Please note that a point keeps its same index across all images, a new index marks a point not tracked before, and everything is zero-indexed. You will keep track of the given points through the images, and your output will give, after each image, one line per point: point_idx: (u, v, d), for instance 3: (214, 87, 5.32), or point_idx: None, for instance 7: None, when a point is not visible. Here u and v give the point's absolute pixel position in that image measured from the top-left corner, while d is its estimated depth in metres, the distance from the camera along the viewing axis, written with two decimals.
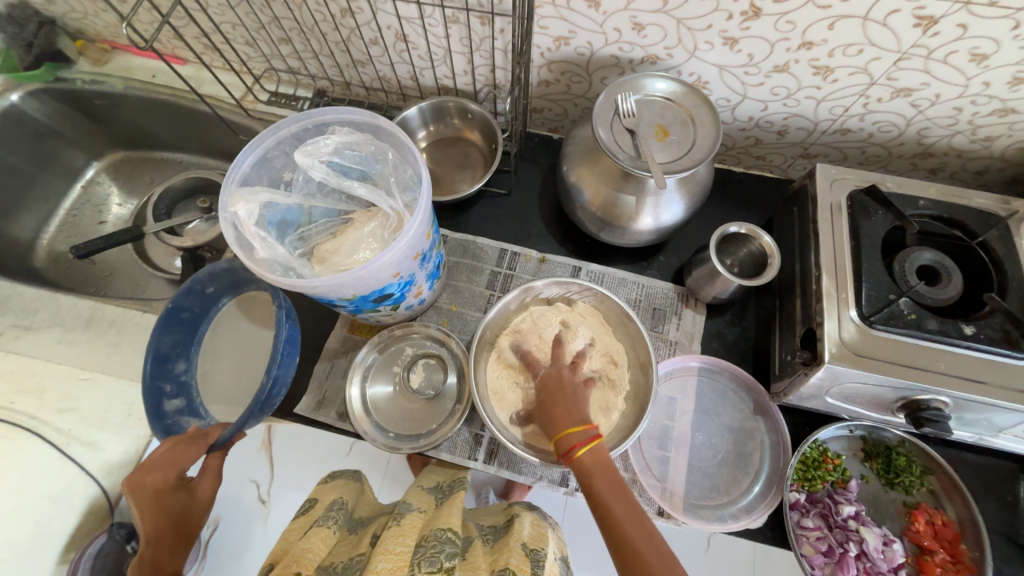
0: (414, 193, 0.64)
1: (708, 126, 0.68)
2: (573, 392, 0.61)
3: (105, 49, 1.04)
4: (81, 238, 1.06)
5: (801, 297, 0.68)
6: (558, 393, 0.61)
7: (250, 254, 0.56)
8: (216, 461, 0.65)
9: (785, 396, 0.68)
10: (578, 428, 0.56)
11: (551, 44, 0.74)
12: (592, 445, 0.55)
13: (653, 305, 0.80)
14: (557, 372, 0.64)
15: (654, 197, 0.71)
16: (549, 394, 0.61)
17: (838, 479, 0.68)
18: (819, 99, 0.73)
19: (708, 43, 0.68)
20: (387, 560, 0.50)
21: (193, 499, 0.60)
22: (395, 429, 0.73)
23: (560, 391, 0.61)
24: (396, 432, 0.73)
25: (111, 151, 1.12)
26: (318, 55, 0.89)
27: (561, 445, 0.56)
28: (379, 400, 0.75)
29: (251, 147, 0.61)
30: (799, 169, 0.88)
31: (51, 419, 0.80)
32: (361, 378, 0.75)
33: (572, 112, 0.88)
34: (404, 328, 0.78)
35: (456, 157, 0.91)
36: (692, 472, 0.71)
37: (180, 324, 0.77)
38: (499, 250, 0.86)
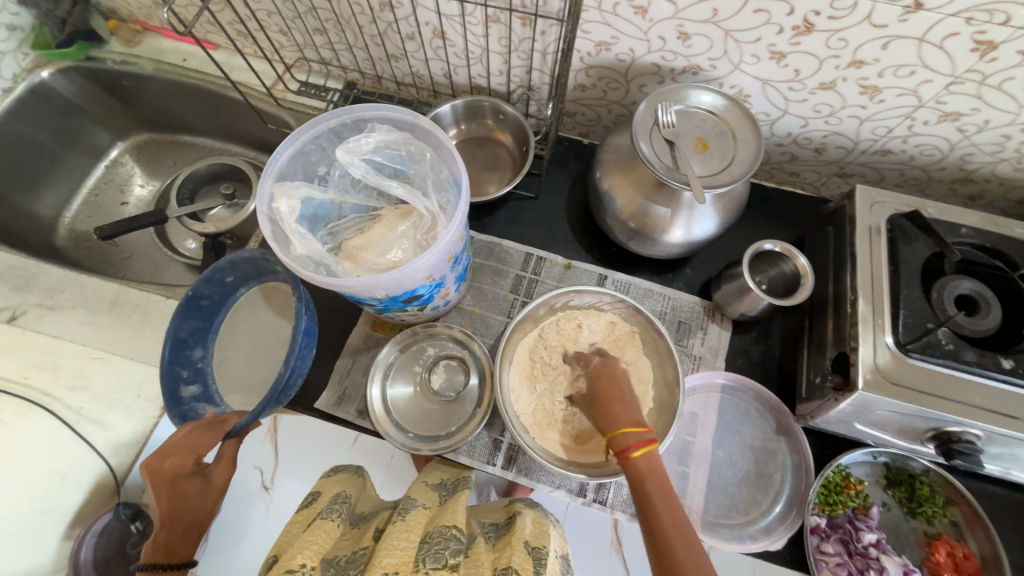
0: (449, 194, 0.64)
1: (749, 141, 0.67)
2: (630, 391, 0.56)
3: (138, 31, 1.03)
4: (102, 218, 1.06)
5: (834, 320, 0.67)
6: (608, 390, 0.57)
7: (286, 250, 0.56)
8: (232, 448, 0.63)
9: (813, 419, 0.68)
10: (635, 429, 0.51)
11: (592, 49, 0.73)
12: (647, 449, 0.50)
13: (678, 319, 0.80)
14: (611, 373, 0.59)
15: (688, 210, 0.70)
16: (601, 387, 0.57)
17: (859, 505, 0.67)
18: (862, 119, 0.71)
19: (754, 56, 0.66)
20: (392, 555, 0.50)
21: (208, 486, 0.60)
22: (414, 429, 0.73)
23: (615, 388, 0.57)
24: (415, 432, 0.73)
25: (135, 132, 1.11)
26: (352, 48, 0.89)
27: (614, 444, 0.51)
28: (399, 399, 0.75)
29: (289, 140, 0.60)
30: (833, 188, 0.87)
31: (65, 397, 0.80)
32: (382, 377, 0.75)
33: (605, 118, 0.87)
34: (426, 329, 0.78)
35: (485, 158, 0.90)
36: (712, 490, 0.71)
37: (199, 312, 0.77)
38: (525, 253, 0.85)
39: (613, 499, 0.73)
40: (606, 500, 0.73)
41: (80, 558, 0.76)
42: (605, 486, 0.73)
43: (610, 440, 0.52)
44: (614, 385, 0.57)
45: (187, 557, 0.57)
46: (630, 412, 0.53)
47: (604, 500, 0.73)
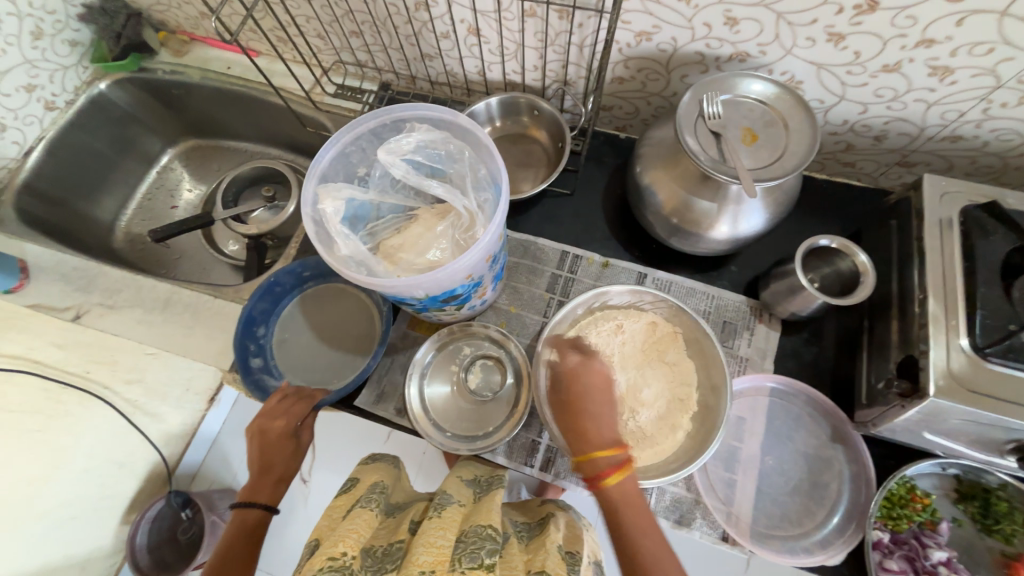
0: (487, 193, 0.63)
1: (804, 130, 0.63)
2: (606, 406, 0.55)
3: (186, 41, 1.07)
4: (155, 221, 1.11)
5: (899, 321, 0.62)
6: (580, 405, 0.55)
7: (330, 250, 0.57)
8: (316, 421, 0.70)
9: (874, 427, 0.63)
10: (605, 456, 0.52)
11: (632, 39, 0.71)
12: (620, 474, 0.51)
13: (723, 318, 0.76)
14: (586, 382, 0.56)
15: (735, 205, 0.67)
16: (572, 400, 0.55)
17: (926, 520, 0.63)
18: (929, 103, 0.66)
19: (809, 39, 0.62)
20: (429, 552, 0.49)
21: (297, 448, 0.65)
22: (451, 429, 0.73)
23: (586, 402, 0.54)
24: (453, 432, 0.73)
25: (184, 138, 1.16)
26: (387, 49, 0.89)
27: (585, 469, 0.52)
28: (436, 398, 0.75)
29: (331, 142, 0.61)
30: (893, 178, 0.81)
31: (120, 390, 0.90)
32: (419, 377, 0.75)
33: (644, 111, 0.84)
34: (462, 328, 0.78)
35: (519, 155, 0.89)
36: (761, 499, 0.67)
37: (270, 296, 0.80)
38: (561, 251, 0.83)
39: (655, 504, 0.67)
40: (647, 505, 0.68)
41: (135, 542, 0.85)
42: (647, 490, 0.68)
43: (581, 465, 0.53)
44: (584, 394, 0.55)
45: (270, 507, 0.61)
46: (605, 433, 0.53)
47: (646, 505, 0.68)
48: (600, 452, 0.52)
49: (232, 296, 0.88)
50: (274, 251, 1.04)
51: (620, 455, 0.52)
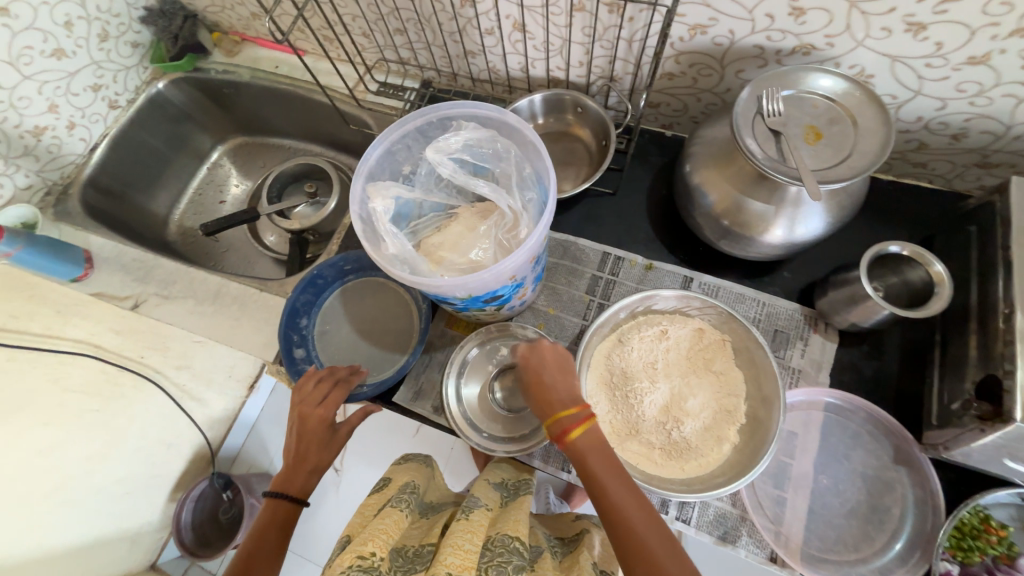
0: (532, 193, 0.62)
1: (875, 128, 0.58)
2: (566, 372, 0.57)
3: (237, 41, 1.11)
4: (205, 215, 1.16)
5: (979, 337, 0.57)
6: (542, 371, 0.56)
7: (377, 247, 0.57)
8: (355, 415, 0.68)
9: (947, 450, 0.58)
10: (571, 412, 0.52)
11: (685, 33, 0.68)
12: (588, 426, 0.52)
13: (775, 326, 0.72)
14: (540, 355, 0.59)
15: (794, 207, 0.63)
16: (535, 368, 0.57)
17: (1001, 554, 0.58)
18: (1021, 98, 0.60)
19: (885, 30, 0.58)
20: (456, 554, 0.49)
21: (331, 440, 0.66)
22: (488, 429, 0.73)
23: (548, 370, 0.57)
24: (489, 433, 0.72)
25: (233, 135, 1.20)
26: (430, 46, 0.89)
27: (553, 432, 0.53)
28: (473, 397, 0.75)
29: (378, 140, 0.61)
30: (970, 181, 0.74)
31: (172, 374, 0.97)
32: (456, 376, 0.75)
33: (693, 108, 0.81)
34: (500, 328, 0.77)
35: (560, 153, 0.87)
36: (813, 520, 0.63)
37: (313, 288, 0.82)
38: (601, 253, 0.81)
39: (698, 518, 0.65)
40: (690, 519, 0.65)
41: (181, 518, 0.95)
42: (689, 503, 0.66)
43: (550, 428, 0.53)
44: (544, 367, 0.57)
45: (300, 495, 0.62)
46: (571, 396, 0.55)
47: (689, 518, 0.65)
48: (562, 412, 0.53)
49: (276, 290, 0.91)
50: (315, 246, 1.07)
51: (585, 411, 0.53)
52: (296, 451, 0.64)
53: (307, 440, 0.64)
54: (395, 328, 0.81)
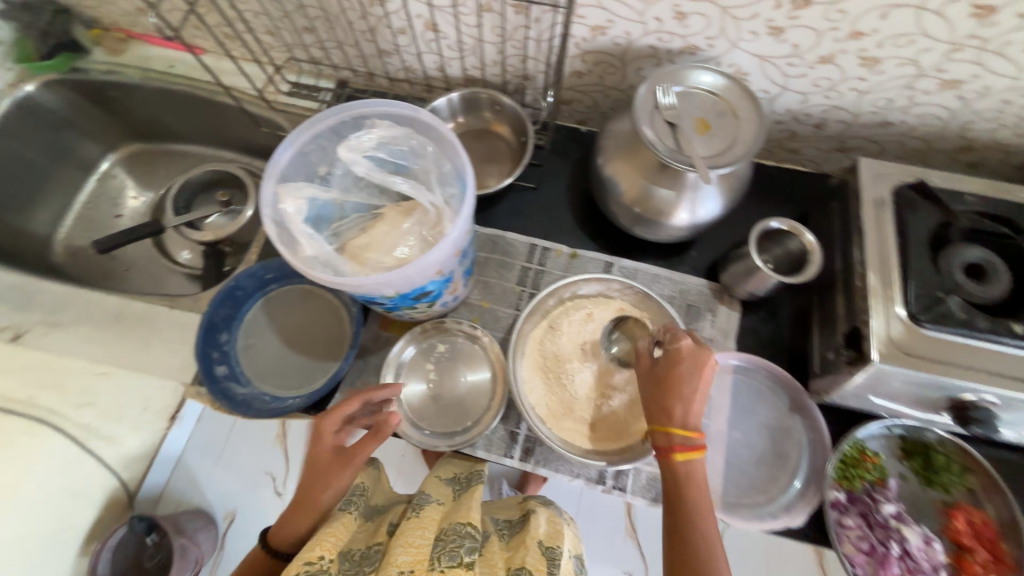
0: (453, 188, 0.63)
1: (751, 119, 0.66)
2: (703, 391, 0.55)
3: (122, 39, 1.01)
4: (98, 231, 1.05)
5: (845, 295, 0.67)
6: (678, 383, 0.56)
7: (293, 250, 0.56)
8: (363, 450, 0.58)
9: (827, 394, 0.68)
10: (686, 434, 0.54)
11: (587, 34, 0.72)
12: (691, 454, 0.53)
13: (687, 302, 0.79)
14: (686, 365, 0.56)
15: (693, 192, 0.69)
16: (670, 379, 0.56)
17: (877, 478, 0.67)
18: (861, 92, 0.71)
19: (752, 33, 0.66)
20: (408, 552, 0.51)
21: (337, 472, 0.57)
22: (429, 426, 0.73)
23: (683, 383, 0.56)
24: (431, 429, 0.73)
25: (125, 143, 1.09)
26: (342, 45, 0.87)
27: (660, 439, 0.55)
28: (413, 396, 0.75)
29: (288, 141, 0.59)
30: (834, 163, 0.86)
31: (72, 415, 0.92)
32: (394, 376, 0.75)
33: (602, 104, 0.86)
34: (435, 325, 0.77)
35: (482, 150, 0.89)
36: (729, 471, 0.71)
37: (232, 301, 0.78)
38: (529, 245, 0.84)
39: (632, 486, 0.70)
40: (626, 486, 0.70)
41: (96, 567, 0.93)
42: (624, 471, 0.71)
43: (656, 433, 0.56)
44: (688, 382, 0.56)
45: (298, 531, 0.58)
46: (692, 416, 0.55)
47: (624, 486, 0.70)
48: (682, 428, 0.54)
49: (188, 306, 0.84)
50: (232, 258, 1.00)
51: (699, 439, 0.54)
52: (305, 476, 0.58)
53: (316, 466, 0.58)
54: (326, 335, 0.79)
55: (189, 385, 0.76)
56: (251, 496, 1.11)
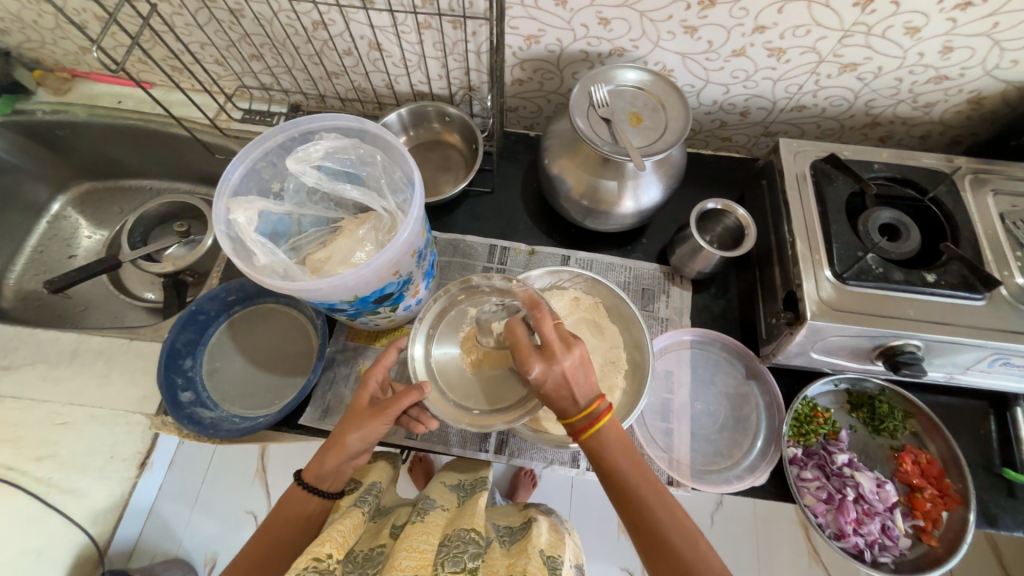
0: (404, 194, 0.66)
1: (678, 109, 0.72)
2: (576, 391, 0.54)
3: (66, 78, 1.01)
4: (51, 274, 1.02)
5: (779, 264, 0.72)
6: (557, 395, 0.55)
7: (249, 261, 0.57)
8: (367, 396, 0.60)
9: (774, 356, 0.72)
10: (585, 413, 0.54)
11: (522, 43, 0.78)
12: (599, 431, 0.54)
13: (642, 286, 0.84)
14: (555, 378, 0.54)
15: (634, 180, 0.74)
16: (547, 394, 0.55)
17: (830, 431, 0.73)
18: (775, 80, 0.78)
19: (670, 33, 0.72)
20: (411, 557, 0.51)
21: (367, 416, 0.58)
22: (478, 406, 0.61)
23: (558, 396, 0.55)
24: (481, 409, 0.61)
25: (76, 183, 1.08)
26: (291, 70, 0.90)
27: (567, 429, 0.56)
28: (446, 365, 0.65)
29: (238, 158, 0.61)
30: (763, 147, 0.94)
31: (30, 467, 0.88)
32: (426, 341, 0.66)
33: (546, 108, 0.92)
34: (463, 287, 0.68)
35: (436, 160, 0.93)
36: (695, 441, 0.74)
37: (196, 325, 0.77)
38: (488, 246, 0.87)
39: None
40: None
41: None
42: None
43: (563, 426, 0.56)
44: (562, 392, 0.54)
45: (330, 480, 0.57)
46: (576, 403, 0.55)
47: None
48: (579, 412, 0.54)
49: (150, 337, 0.83)
50: (195, 287, 0.99)
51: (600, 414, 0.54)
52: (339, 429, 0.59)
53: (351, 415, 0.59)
54: (294, 351, 0.79)
55: (154, 416, 0.74)
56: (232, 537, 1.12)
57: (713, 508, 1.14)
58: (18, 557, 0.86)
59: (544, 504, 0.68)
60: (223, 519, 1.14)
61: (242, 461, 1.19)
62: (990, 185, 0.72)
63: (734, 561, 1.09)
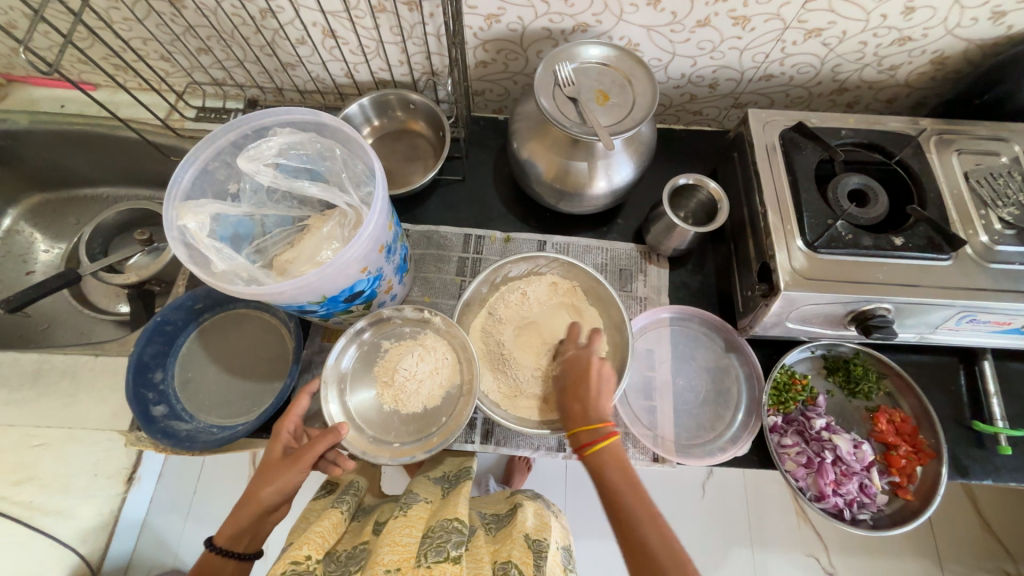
0: (368, 187, 0.63)
1: (644, 84, 0.70)
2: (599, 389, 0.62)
3: (2, 84, 0.94)
4: (8, 293, 0.98)
5: (753, 237, 0.72)
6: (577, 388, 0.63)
7: (208, 268, 0.55)
8: (280, 447, 0.59)
9: (751, 329, 0.73)
10: (592, 426, 0.59)
11: (483, 23, 0.75)
12: (607, 441, 0.58)
13: (619, 267, 0.83)
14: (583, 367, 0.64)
15: (605, 160, 0.72)
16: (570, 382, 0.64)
17: (808, 397, 0.75)
18: (741, 49, 0.77)
19: (633, 5, 0.70)
20: (394, 551, 0.51)
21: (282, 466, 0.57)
22: (397, 437, 0.65)
23: (581, 386, 0.62)
24: (400, 441, 0.65)
25: (27, 195, 1.02)
26: (243, 63, 0.86)
27: (575, 441, 0.60)
28: (364, 403, 0.67)
29: (187, 160, 0.58)
30: (734, 119, 0.93)
31: (9, 493, 0.85)
32: (341, 383, 0.67)
33: (513, 90, 0.89)
34: (376, 321, 0.70)
35: (404, 150, 0.90)
36: (679, 416, 0.75)
37: (163, 336, 0.74)
38: (463, 235, 0.86)
39: None
40: None
41: None
42: None
43: (570, 437, 0.61)
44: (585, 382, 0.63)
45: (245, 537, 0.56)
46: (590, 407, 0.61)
47: None
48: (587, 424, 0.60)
49: (118, 351, 0.81)
50: (162, 297, 0.96)
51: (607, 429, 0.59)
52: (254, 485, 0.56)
53: (267, 467, 0.57)
54: (270, 355, 0.77)
55: (128, 433, 0.72)
56: None
57: (704, 478, 1.16)
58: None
59: (530, 490, 0.68)
60: (216, 528, 1.13)
61: (232, 468, 1.18)
62: (955, 145, 0.73)
63: (726, 527, 1.13)
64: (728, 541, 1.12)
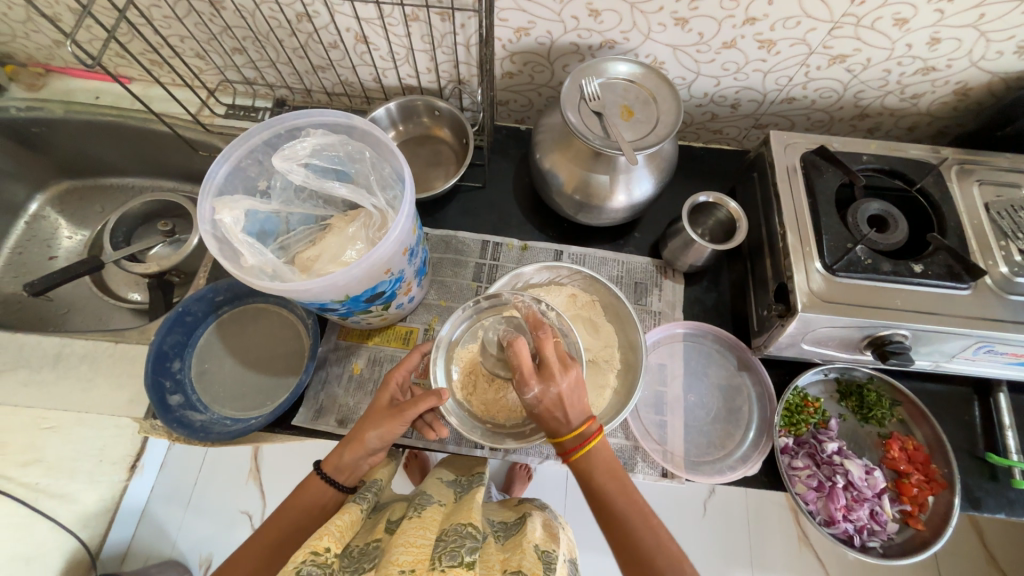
0: (394, 190, 0.65)
1: (669, 102, 0.71)
2: (576, 402, 0.55)
3: (41, 73, 0.97)
4: (31, 276, 1.00)
5: (770, 257, 0.73)
6: (551, 413, 0.55)
7: (237, 262, 0.56)
8: (387, 394, 0.62)
9: (765, 348, 0.73)
10: (573, 433, 0.54)
11: (512, 36, 0.76)
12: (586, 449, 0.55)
13: (634, 280, 0.84)
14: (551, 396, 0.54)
15: (626, 174, 0.73)
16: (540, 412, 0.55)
17: (819, 420, 0.74)
18: (765, 72, 0.78)
19: (661, 25, 0.71)
20: (409, 552, 0.51)
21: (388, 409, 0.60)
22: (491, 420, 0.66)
23: (554, 411, 0.55)
24: (493, 424, 0.66)
25: (56, 182, 1.05)
26: (276, 64, 0.88)
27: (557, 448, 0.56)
28: (466, 380, 0.67)
29: (222, 157, 0.60)
30: (754, 140, 0.94)
31: (17, 473, 0.85)
32: (448, 356, 0.68)
33: (537, 102, 0.91)
34: (493, 302, 0.69)
35: (426, 155, 0.92)
36: (689, 432, 0.75)
37: (183, 327, 0.75)
38: (481, 242, 0.87)
39: None
40: None
41: None
42: None
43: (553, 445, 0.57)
44: (557, 409, 0.55)
45: (343, 471, 0.60)
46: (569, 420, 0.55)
47: None
48: (569, 432, 0.55)
49: (137, 339, 0.82)
50: (181, 287, 0.97)
51: (587, 432, 0.55)
52: (359, 425, 0.60)
53: (377, 409, 0.61)
54: (286, 351, 0.78)
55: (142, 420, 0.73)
56: (227, 540, 1.11)
57: (706, 495, 1.15)
58: (5, 565, 0.85)
59: (538, 499, 0.68)
60: (215, 521, 1.13)
61: (236, 461, 1.18)
62: (975, 175, 0.73)
63: (726, 546, 1.11)
64: (727, 562, 1.10)
